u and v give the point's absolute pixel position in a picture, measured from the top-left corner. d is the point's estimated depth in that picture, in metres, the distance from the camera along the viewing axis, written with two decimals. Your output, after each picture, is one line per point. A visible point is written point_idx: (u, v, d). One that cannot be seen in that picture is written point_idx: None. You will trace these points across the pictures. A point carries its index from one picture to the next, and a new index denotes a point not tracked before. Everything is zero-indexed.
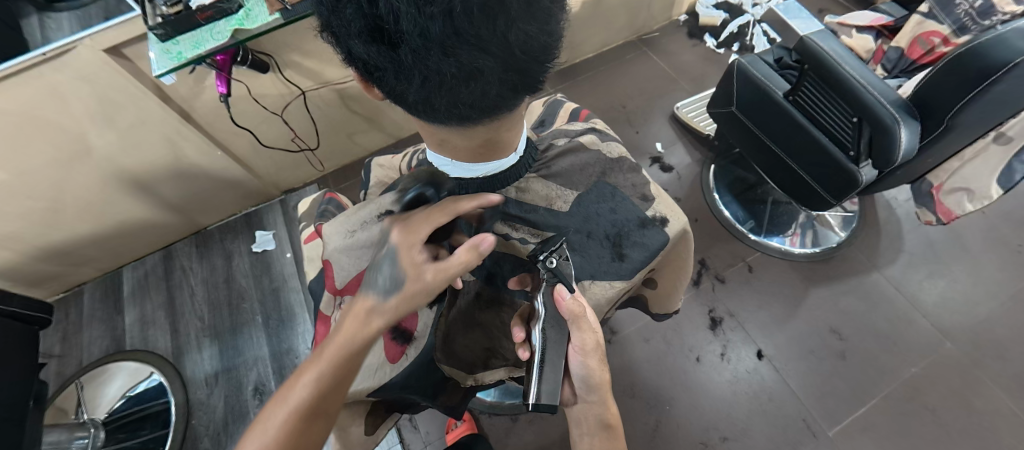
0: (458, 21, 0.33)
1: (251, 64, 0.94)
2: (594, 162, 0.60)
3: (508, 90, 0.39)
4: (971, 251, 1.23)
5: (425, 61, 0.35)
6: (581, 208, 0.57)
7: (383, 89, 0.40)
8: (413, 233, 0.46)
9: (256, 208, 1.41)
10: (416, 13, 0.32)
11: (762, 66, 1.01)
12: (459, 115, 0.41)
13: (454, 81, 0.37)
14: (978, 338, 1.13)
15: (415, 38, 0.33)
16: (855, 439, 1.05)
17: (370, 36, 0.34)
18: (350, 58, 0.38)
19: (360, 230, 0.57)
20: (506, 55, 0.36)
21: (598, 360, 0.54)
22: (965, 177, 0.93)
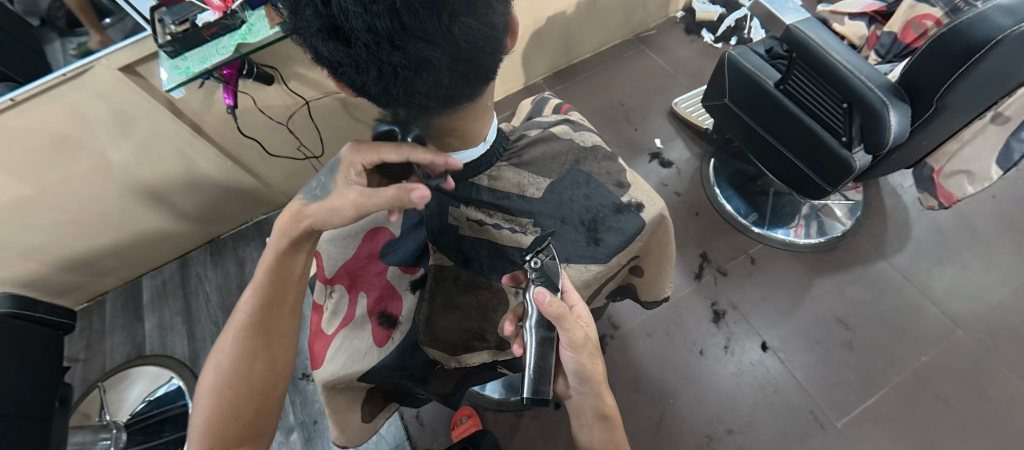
0: (402, 17, 0.35)
1: (256, 77, 0.99)
2: (567, 150, 0.62)
3: (458, 78, 0.42)
4: (983, 237, 1.20)
5: (378, 56, 0.38)
6: (553, 194, 0.59)
7: (346, 82, 0.42)
8: (362, 154, 0.48)
9: (267, 216, 1.46)
10: (364, 13, 0.34)
11: (753, 57, 1.01)
12: (416, 102, 0.44)
13: (405, 72, 0.39)
14: (992, 325, 1.10)
15: (365, 35, 0.36)
16: (864, 430, 1.03)
17: (326, 34, 0.37)
18: (314, 54, 0.41)
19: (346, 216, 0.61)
20: (452, 46, 0.39)
21: (589, 355, 0.51)
22: (965, 159, 0.92)
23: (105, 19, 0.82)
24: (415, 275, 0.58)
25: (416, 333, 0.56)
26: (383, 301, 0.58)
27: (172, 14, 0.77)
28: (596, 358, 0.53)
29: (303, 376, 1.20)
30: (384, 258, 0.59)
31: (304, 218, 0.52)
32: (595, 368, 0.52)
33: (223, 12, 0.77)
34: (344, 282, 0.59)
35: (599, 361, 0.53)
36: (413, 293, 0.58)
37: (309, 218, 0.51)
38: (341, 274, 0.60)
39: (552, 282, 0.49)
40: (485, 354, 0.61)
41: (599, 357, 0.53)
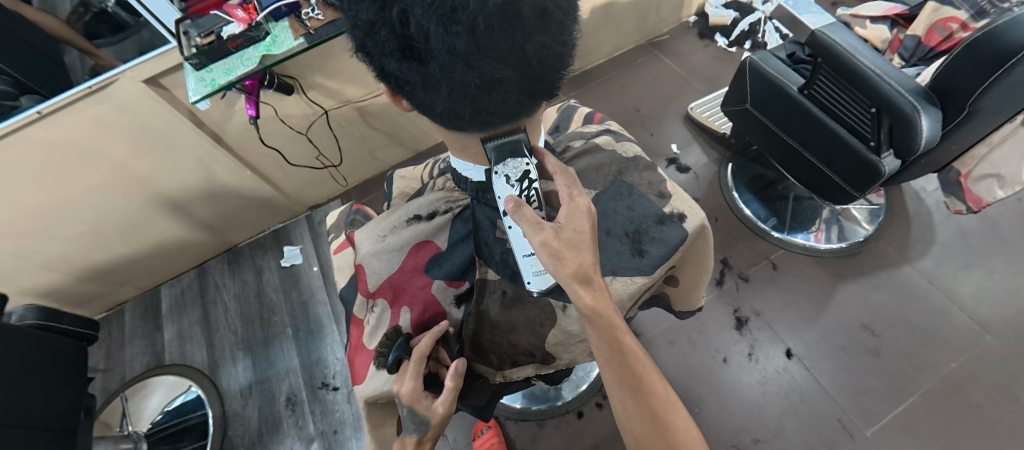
0: (480, 38, 0.35)
1: (277, 87, 0.99)
2: (610, 161, 0.62)
3: (525, 95, 0.43)
4: (1008, 240, 1.19)
5: (452, 76, 0.38)
6: (600, 206, 0.59)
7: (412, 100, 0.43)
8: (411, 391, 0.51)
9: (283, 225, 1.46)
10: (444, 32, 0.34)
11: (775, 62, 1.01)
12: (481, 119, 0.44)
13: (476, 91, 0.40)
14: (1021, 331, 1.08)
15: (444, 55, 0.36)
16: (894, 438, 1.02)
17: (402, 54, 0.37)
18: (382, 73, 0.41)
19: (390, 235, 0.60)
20: (523, 64, 0.38)
21: (553, 257, 0.48)
22: (994, 163, 0.91)
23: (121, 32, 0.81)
24: (460, 289, 0.58)
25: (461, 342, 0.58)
26: (429, 320, 0.58)
27: (197, 27, 0.77)
28: (561, 258, 0.48)
29: (323, 385, 1.19)
30: (429, 272, 0.58)
31: (425, 438, 0.53)
32: (562, 268, 0.48)
33: (247, 23, 0.79)
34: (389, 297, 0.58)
35: (565, 262, 0.48)
36: (458, 308, 0.58)
37: (431, 436, 0.54)
38: (384, 288, 0.58)
39: (508, 179, 0.50)
40: (530, 368, 0.61)
41: (570, 257, 0.48)
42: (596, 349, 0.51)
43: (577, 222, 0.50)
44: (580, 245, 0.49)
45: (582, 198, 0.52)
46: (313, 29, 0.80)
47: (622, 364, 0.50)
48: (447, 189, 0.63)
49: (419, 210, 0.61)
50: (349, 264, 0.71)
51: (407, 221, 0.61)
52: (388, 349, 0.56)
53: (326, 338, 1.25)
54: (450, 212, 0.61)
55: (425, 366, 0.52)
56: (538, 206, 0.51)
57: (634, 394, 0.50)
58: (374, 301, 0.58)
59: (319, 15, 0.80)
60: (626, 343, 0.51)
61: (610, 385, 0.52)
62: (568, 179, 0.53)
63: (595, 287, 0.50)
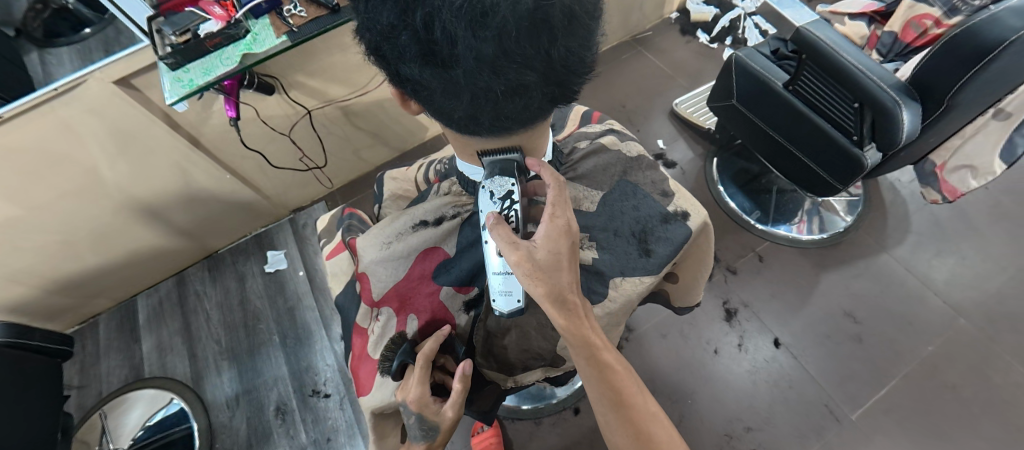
0: (507, 43, 0.34)
1: (257, 87, 0.95)
2: (615, 161, 0.61)
3: (546, 100, 0.42)
4: (977, 227, 1.24)
5: (477, 81, 0.37)
6: (607, 207, 0.59)
7: (430, 105, 0.42)
8: (418, 398, 0.51)
9: (265, 229, 1.41)
10: (472, 36, 0.33)
11: (760, 58, 1.02)
12: (503, 125, 0.44)
13: (500, 97, 0.39)
14: (992, 313, 1.14)
15: (469, 61, 0.35)
16: (877, 421, 1.06)
17: (425, 59, 0.36)
18: (399, 77, 0.40)
19: (396, 241, 0.58)
20: (548, 70, 0.38)
21: (527, 276, 0.46)
22: (967, 154, 0.95)
23: (85, 29, 0.78)
24: (469, 295, 0.57)
25: (472, 347, 0.58)
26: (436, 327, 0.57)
27: (171, 24, 0.73)
28: (534, 280, 0.46)
29: (314, 392, 1.16)
30: (437, 279, 0.57)
31: (435, 444, 0.53)
32: (535, 290, 0.46)
33: (225, 21, 0.75)
34: (394, 307, 0.56)
35: (539, 283, 0.46)
36: (467, 314, 0.57)
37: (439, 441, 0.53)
38: (390, 296, 0.56)
39: (491, 195, 0.49)
40: (539, 371, 0.63)
41: (545, 278, 0.47)
42: (577, 364, 0.51)
43: (553, 245, 0.48)
44: (556, 267, 0.48)
45: (563, 218, 0.49)
46: (295, 26, 0.78)
47: (603, 379, 0.51)
48: (454, 193, 0.62)
49: (426, 215, 0.60)
50: (345, 271, 0.70)
51: (413, 227, 0.59)
52: (393, 354, 0.55)
53: (315, 345, 1.22)
54: (459, 217, 0.60)
55: (430, 371, 0.52)
56: (517, 227, 0.49)
57: (616, 408, 0.51)
58: (378, 310, 0.56)
59: (301, 12, 0.78)
60: (606, 358, 0.51)
61: (593, 398, 0.52)
62: (559, 195, 0.49)
63: (570, 307, 0.49)
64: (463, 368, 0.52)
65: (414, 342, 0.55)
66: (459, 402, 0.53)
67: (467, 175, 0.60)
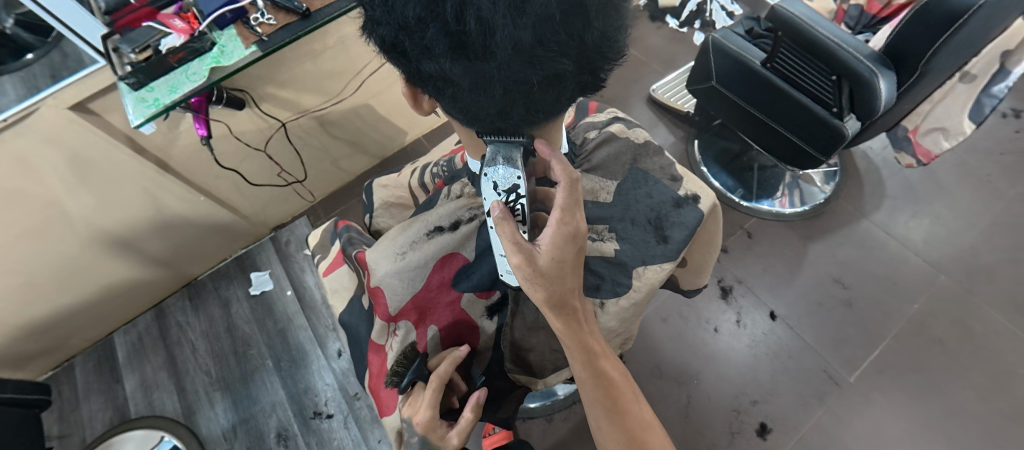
0: (545, 30, 0.33)
1: (227, 102, 0.89)
2: (626, 149, 0.62)
3: (577, 89, 0.42)
4: (947, 187, 1.30)
5: (512, 73, 0.36)
6: (622, 196, 0.59)
7: (454, 102, 0.41)
8: (429, 420, 0.48)
9: (246, 250, 1.35)
10: (511, 24, 0.32)
11: (736, 39, 1.04)
12: (530, 120, 0.44)
13: (534, 87, 0.38)
14: (969, 267, 1.19)
15: (505, 52, 0.33)
16: (874, 381, 1.09)
17: (455, 53, 0.34)
18: (421, 74, 0.38)
19: (410, 250, 0.56)
20: (582, 57, 0.37)
21: (527, 280, 0.45)
22: (938, 118, 0.99)
23: (27, 54, 0.68)
24: (490, 299, 0.56)
25: (500, 354, 0.58)
26: (462, 335, 0.56)
27: (129, 41, 0.62)
28: (534, 285, 0.45)
29: (315, 414, 1.12)
30: (457, 286, 0.56)
31: None
32: (533, 293, 0.45)
33: (188, 34, 0.63)
34: (412, 320, 0.54)
35: (537, 288, 0.45)
36: (491, 319, 0.56)
37: None
38: (408, 310, 0.54)
39: (496, 186, 0.46)
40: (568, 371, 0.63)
41: (545, 284, 0.45)
42: (574, 369, 0.50)
43: (558, 251, 0.45)
44: (560, 272, 0.46)
45: (572, 223, 0.46)
46: (264, 34, 0.65)
47: (599, 387, 0.50)
48: (468, 195, 0.60)
49: (440, 221, 0.58)
50: (346, 286, 0.67)
51: (427, 234, 0.57)
52: (405, 369, 0.53)
53: (312, 365, 1.18)
54: (476, 219, 0.58)
55: (442, 393, 0.50)
56: (523, 222, 0.46)
57: (612, 416, 0.50)
58: (394, 325, 0.55)
59: (270, 20, 0.66)
60: (604, 365, 0.50)
61: (589, 404, 0.51)
62: (568, 195, 0.46)
63: (570, 312, 0.48)
64: (477, 397, 0.52)
65: (427, 362, 0.53)
66: (466, 429, 0.51)
67: (478, 174, 0.58)
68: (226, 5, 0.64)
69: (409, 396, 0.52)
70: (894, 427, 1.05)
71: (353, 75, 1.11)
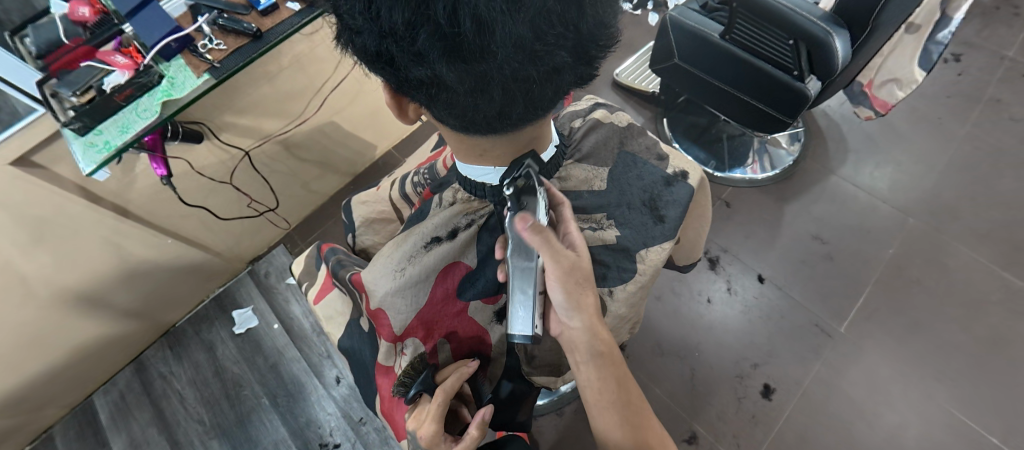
0: (543, 23, 0.33)
1: (184, 136, 0.83)
2: (612, 134, 0.62)
3: (573, 82, 0.41)
4: (904, 134, 1.36)
5: (512, 70, 0.35)
6: (615, 182, 0.60)
7: (448, 108, 0.40)
8: (432, 434, 0.47)
9: (224, 288, 1.29)
10: (510, 20, 0.31)
11: (693, 15, 1.05)
12: (529, 117, 0.43)
13: (534, 84, 0.38)
14: (933, 208, 1.25)
15: (505, 49, 0.33)
16: (863, 328, 1.13)
17: (450, 56, 0.33)
18: (411, 82, 0.37)
19: (408, 266, 0.54)
20: (580, 47, 0.37)
21: (576, 286, 0.49)
22: (890, 69, 1.03)
23: None
24: (497, 304, 0.56)
25: (515, 357, 0.58)
26: (474, 345, 0.56)
27: (67, 84, 0.55)
28: (585, 288, 0.50)
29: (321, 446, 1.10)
30: (462, 295, 0.55)
31: None
32: (584, 300, 0.50)
33: (134, 69, 0.57)
34: (419, 334, 0.53)
35: (587, 291, 0.50)
36: (500, 323, 0.56)
37: None
38: (415, 326, 0.53)
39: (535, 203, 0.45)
40: None
41: (588, 287, 0.50)
42: (603, 385, 0.53)
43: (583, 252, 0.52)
44: (589, 274, 0.52)
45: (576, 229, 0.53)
46: (214, 60, 0.60)
47: (623, 401, 0.53)
48: (461, 200, 0.58)
49: (437, 231, 0.56)
50: (340, 311, 0.65)
51: (425, 246, 0.55)
52: (411, 381, 0.52)
53: (311, 396, 1.14)
54: (474, 224, 0.57)
55: (447, 407, 0.49)
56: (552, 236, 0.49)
57: (636, 432, 0.53)
58: (403, 344, 0.53)
59: (220, 45, 0.61)
60: (626, 376, 0.54)
61: (607, 423, 0.53)
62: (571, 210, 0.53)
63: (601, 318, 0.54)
64: (482, 413, 0.51)
65: (433, 375, 0.52)
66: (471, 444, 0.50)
67: (469, 177, 0.57)
68: (171, 33, 0.58)
69: (416, 408, 0.52)
70: (888, 369, 1.09)
71: (313, 93, 1.08)
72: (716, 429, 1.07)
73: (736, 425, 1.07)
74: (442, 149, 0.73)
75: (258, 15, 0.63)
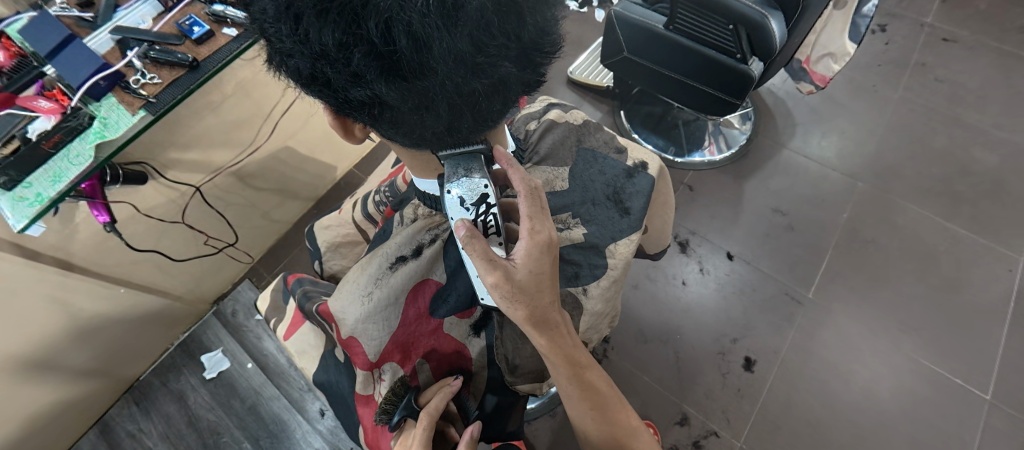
0: (482, 35, 0.32)
1: (125, 179, 0.78)
2: (569, 133, 0.62)
3: (521, 90, 0.41)
4: (844, 104, 1.43)
5: (455, 85, 0.34)
6: (578, 180, 0.60)
7: (395, 127, 0.39)
8: None
9: (188, 333, 1.23)
10: (446, 36, 0.30)
11: (636, 8, 1.07)
12: (480, 130, 0.42)
13: (480, 96, 0.37)
14: (878, 170, 1.32)
15: (445, 65, 0.32)
16: (829, 291, 1.18)
17: (389, 74, 0.32)
18: (352, 104, 0.36)
19: (374, 289, 0.52)
20: (524, 58, 0.36)
21: (504, 299, 0.44)
22: (824, 45, 1.09)
23: None
24: (472, 318, 0.55)
25: (497, 368, 0.57)
26: (454, 360, 0.55)
27: None
28: (513, 302, 0.44)
29: None
30: (436, 313, 0.53)
31: None
32: (513, 312, 0.45)
33: (59, 113, 0.53)
34: (393, 358, 0.51)
35: (517, 306, 0.44)
36: (478, 336, 0.55)
37: None
38: (390, 350, 0.51)
39: (462, 202, 0.44)
40: None
41: (523, 300, 0.44)
42: (562, 385, 0.52)
43: (536, 263, 0.45)
44: (539, 286, 0.45)
45: (544, 232, 0.46)
46: (148, 94, 0.56)
47: (588, 400, 0.53)
48: (423, 215, 0.57)
49: (401, 250, 0.55)
50: (314, 344, 0.62)
51: (390, 266, 0.54)
52: (394, 406, 0.51)
53: (294, 433, 1.11)
54: (438, 239, 0.56)
55: (433, 430, 0.49)
56: (496, 234, 0.45)
57: (606, 422, 0.54)
58: (378, 370, 0.51)
59: (153, 78, 0.57)
60: (590, 377, 0.53)
61: (578, 412, 0.54)
62: (533, 205, 0.46)
63: (553, 327, 0.48)
64: (470, 431, 0.51)
65: (416, 399, 0.51)
66: None
67: (428, 192, 0.56)
68: (98, 71, 0.54)
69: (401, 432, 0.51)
70: (856, 328, 1.14)
71: (262, 119, 1.04)
72: (705, 408, 1.09)
73: (724, 400, 1.09)
74: (401, 165, 0.71)
75: (193, 44, 0.60)
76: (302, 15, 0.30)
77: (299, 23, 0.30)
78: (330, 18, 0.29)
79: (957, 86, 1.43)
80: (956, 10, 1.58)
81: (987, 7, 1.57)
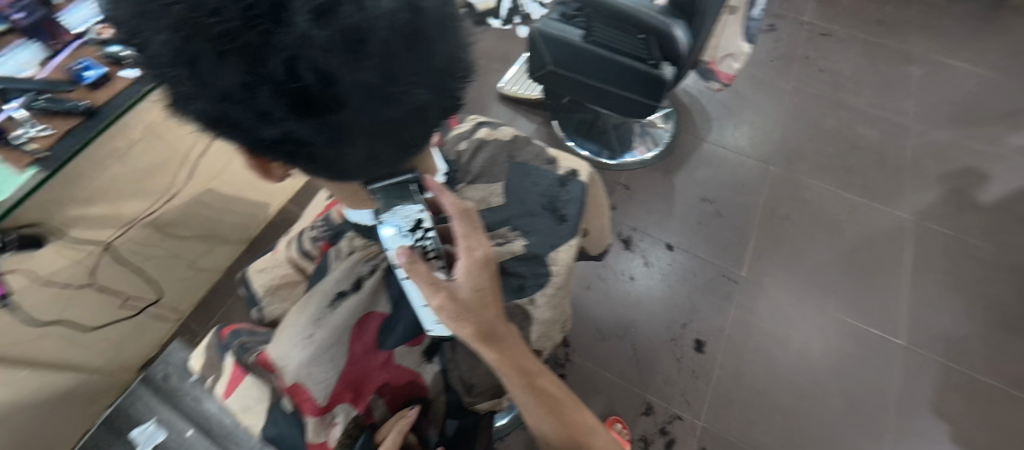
0: (392, 66, 0.32)
1: (19, 245, 0.70)
2: (500, 150, 0.64)
3: (441, 114, 0.41)
4: (749, 97, 1.57)
5: (369, 116, 0.34)
6: (513, 193, 0.61)
7: (315, 162, 0.38)
8: None
9: (113, 407, 1.11)
10: (353, 69, 0.30)
11: (554, 24, 1.12)
12: (404, 156, 0.42)
13: (398, 124, 0.37)
14: (786, 154, 1.46)
15: (357, 97, 0.32)
16: (760, 268, 1.28)
17: (300, 110, 0.32)
18: (265, 143, 0.35)
19: (316, 330, 0.50)
20: (438, 85, 0.37)
21: (451, 318, 0.45)
22: (724, 47, 1.19)
23: None
24: (423, 344, 0.54)
25: (454, 390, 0.57)
26: (408, 391, 0.54)
27: None
28: (459, 321, 0.45)
29: None
30: (384, 345, 0.52)
31: None
32: (461, 331, 0.46)
33: None
34: (343, 398, 0.50)
35: (464, 323, 0.45)
36: (432, 362, 0.55)
37: None
38: (339, 391, 0.49)
39: (399, 230, 0.44)
40: None
41: (470, 318, 0.45)
42: (519, 396, 0.53)
43: (477, 280, 0.46)
44: (483, 304, 0.46)
45: (481, 248, 0.47)
46: (39, 149, 0.51)
47: (542, 404, 0.53)
48: (361, 247, 0.56)
49: (340, 286, 0.52)
50: (257, 397, 0.56)
51: (330, 304, 0.51)
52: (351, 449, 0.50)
53: None
54: (378, 269, 0.53)
55: None
56: (437, 258, 0.46)
57: (562, 424, 0.55)
58: (329, 414, 0.49)
59: (44, 130, 0.51)
60: (543, 384, 0.54)
61: (535, 417, 0.55)
62: (467, 225, 0.47)
63: (502, 340, 0.49)
64: None
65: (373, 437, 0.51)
66: None
67: (363, 222, 0.55)
68: None
69: None
70: (786, 298, 1.24)
71: (179, 164, 0.97)
72: (666, 395, 1.13)
73: (681, 384, 1.14)
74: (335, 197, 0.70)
75: (87, 89, 0.55)
76: (199, 59, 0.29)
77: (197, 65, 0.29)
78: (230, 59, 0.28)
79: (839, 73, 1.62)
80: (829, 7, 1.79)
81: (853, 4, 1.80)
